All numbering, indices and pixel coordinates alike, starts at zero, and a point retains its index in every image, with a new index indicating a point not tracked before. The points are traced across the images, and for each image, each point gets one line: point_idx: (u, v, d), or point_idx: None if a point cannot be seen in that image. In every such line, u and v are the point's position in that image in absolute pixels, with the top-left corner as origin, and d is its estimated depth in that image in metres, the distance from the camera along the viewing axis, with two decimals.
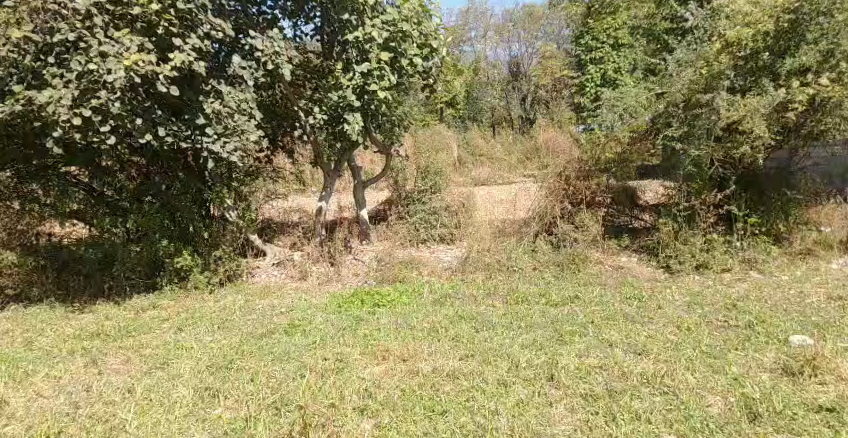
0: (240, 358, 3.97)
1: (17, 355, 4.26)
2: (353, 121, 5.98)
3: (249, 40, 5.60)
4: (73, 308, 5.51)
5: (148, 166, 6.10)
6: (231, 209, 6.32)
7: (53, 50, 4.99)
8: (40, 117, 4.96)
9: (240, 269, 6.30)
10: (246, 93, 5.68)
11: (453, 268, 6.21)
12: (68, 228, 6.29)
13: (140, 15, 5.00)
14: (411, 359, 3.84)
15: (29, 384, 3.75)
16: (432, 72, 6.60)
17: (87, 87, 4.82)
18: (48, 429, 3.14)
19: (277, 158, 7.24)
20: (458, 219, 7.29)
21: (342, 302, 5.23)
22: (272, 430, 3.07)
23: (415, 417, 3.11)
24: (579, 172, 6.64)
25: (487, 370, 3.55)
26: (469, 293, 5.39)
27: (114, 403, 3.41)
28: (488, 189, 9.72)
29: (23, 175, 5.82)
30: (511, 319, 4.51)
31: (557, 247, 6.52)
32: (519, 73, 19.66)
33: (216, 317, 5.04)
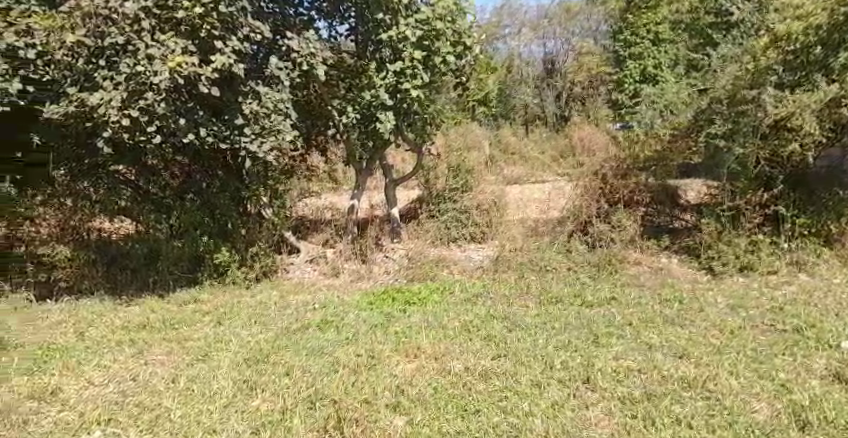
0: (273, 353, 4.03)
1: (67, 345, 4.38)
2: (384, 120, 6.10)
3: (286, 41, 5.75)
4: (120, 301, 5.66)
5: (190, 165, 6.30)
6: (266, 207, 6.47)
7: (104, 53, 5.13)
8: (92, 117, 5.15)
9: (275, 265, 6.45)
10: (282, 93, 5.75)
11: (485, 268, 6.18)
12: (117, 224, 6.31)
13: (184, 18, 5.06)
14: (441, 358, 3.82)
15: (81, 372, 3.85)
16: (465, 69, 6.57)
17: (135, 89, 4.99)
18: (99, 417, 3.18)
19: (312, 159, 7.14)
20: (490, 218, 7.22)
21: (374, 299, 5.29)
22: (307, 423, 3.04)
23: (446, 415, 3.05)
24: (616, 172, 6.63)
25: (520, 372, 3.51)
26: (499, 293, 5.36)
27: (159, 393, 3.47)
28: (519, 189, 9.58)
29: (75, 173, 5.82)
30: (544, 320, 4.49)
31: (593, 248, 6.41)
32: (555, 71, 19.38)
33: (251, 313, 5.11)
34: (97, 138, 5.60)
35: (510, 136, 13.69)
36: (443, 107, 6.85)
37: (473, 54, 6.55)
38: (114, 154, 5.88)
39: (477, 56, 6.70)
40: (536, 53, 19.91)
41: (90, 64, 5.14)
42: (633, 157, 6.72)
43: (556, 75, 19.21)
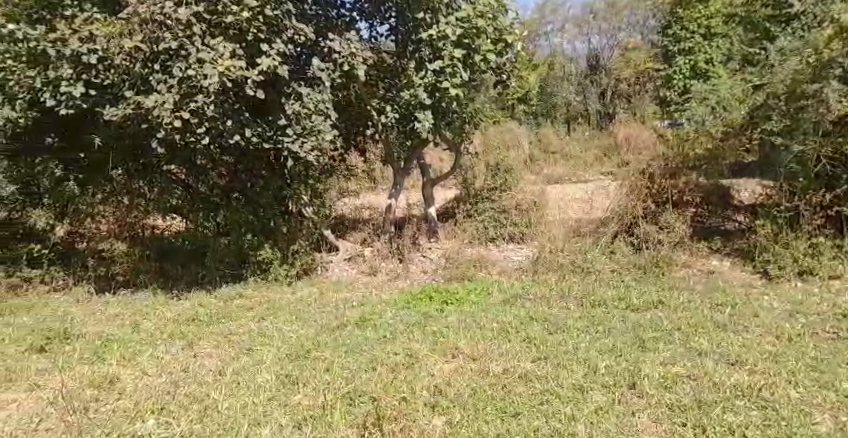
0: (314, 349, 4.08)
1: (122, 336, 4.54)
2: (423, 119, 6.08)
3: (328, 43, 5.83)
4: (171, 295, 5.84)
5: (235, 165, 6.25)
6: (307, 205, 6.58)
7: (158, 57, 5.26)
8: (147, 120, 5.31)
9: (315, 263, 6.53)
10: (323, 94, 5.81)
11: (524, 268, 6.16)
12: (168, 221, 6.69)
13: (233, 22, 5.18)
14: (480, 358, 3.82)
15: (136, 363, 3.98)
16: (506, 67, 6.59)
17: (187, 92, 5.12)
18: (153, 406, 3.25)
19: (350, 159, 7.17)
20: (529, 218, 7.12)
21: (411, 299, 5.29)
22: (348, 419, 3.05)
23: (487, 417, 3.03)
24: (664, 171, 6.50)
25: (562, 375, 3.46)
26: (538, 293, 5.32)
27: (207, 384, 3.56)
28: (561, 189, 9.42)
29: (132, 173, 6.27)
30: (587, 323, 4.42)
31: (639, 250, 6.29)
32: (599, 67, 18.95)
33: (293, 310, 5.18)
34: (152, 139, 5.68)
35: (552, 135, 13.54)
36: (481, 106, 6.84)
37: (513, 51, 6.61)
38: (166, 155, 5.96)
39: (518, 53, 6.67)
40: (579, 49, 19.85)
41: (147, 68, 5.28)
42: (682, 157, 6.65)
43: (598, 71, 18.89)
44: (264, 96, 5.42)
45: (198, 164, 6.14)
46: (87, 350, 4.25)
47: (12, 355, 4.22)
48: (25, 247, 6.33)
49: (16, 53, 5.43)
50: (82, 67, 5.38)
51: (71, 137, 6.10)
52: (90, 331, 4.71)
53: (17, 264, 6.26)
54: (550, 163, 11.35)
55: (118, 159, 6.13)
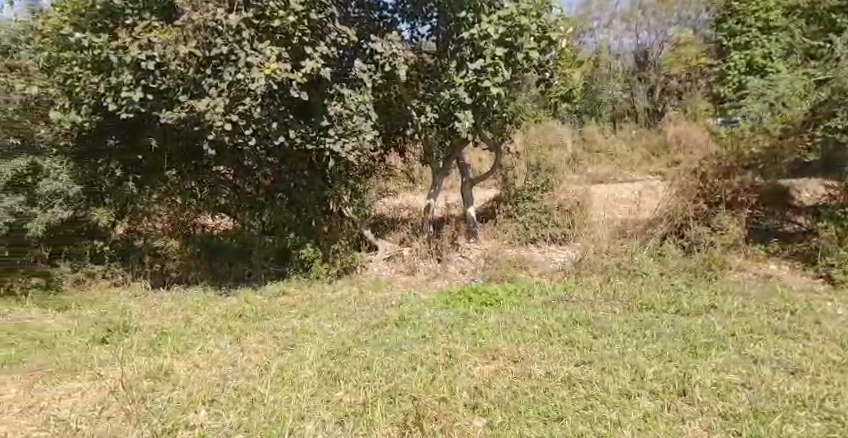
0: (354, 347, 4.12)
1: (176, 330, 4.68)
2: (463, 119, 6.03)
3: (370, 44, 5.95)
4: (220, 291, 6.01)
5: (280, 165, 6.40)
6: (347, 205, 6.68)
7: (210, 62, 5.36)
8: (200, 122, 5.53)
9: (355, 262, 6.60)
10: (365, 95, 5.87)
11: (566, 270, 6.03)
12: (218, 219, 6.80)
13: (280, 27, 5.27)
14: (521, 360, 3.78)
15: (187, 356, 4.11)
16: (549, 65, 6.51)
17: (236, 95, 5.30)
18: (204, 397, 3.35)
19: (390, 159, 7.21)
20: (572, 219, 7.02)
21: (450, 299, 5.29)
22: (388, 418, 3.05)
23: (529, 421, 2.98)
24: (717, 170, 6.34)
25: (607, 380, 3.39)
26: (582, 296, 5.24)
27: (254, 378, 3.64)
28: (606, 188, 9.28)
29: (185, 174, 6.44)
30: (632, 326, 4.33)
31: (690, 252, 6.14)
32: (648, 63, 18.90)
33: (334, 307, 5.25)
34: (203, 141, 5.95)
35: (596, 134, 13.34)
36: (522, 105, 6.83)
37: (558, 48, 6.47)
38: (218, 156, 6.27)
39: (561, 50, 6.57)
40: (626, 46, 19.59)
41: (199, 73, 5.39)
42: (736, 155, 6.37)
43: (647, 69, 18.82)
44: (307, 98, 5.55)
45: (246, 166, 6.35)
46: (144, 343, 4.40)
47: (75, 347, 4.40)
48: (89, 243, 6.37)
49: (82, 60, 5.61)
50: (141, 72, 5.43)
51: (131, 140, 6.28)
52: (146, 324, 4.87)
53: (82, 260, 6.34)
54: (594, 162, 11.19)
55: (174, 159, 6.39)
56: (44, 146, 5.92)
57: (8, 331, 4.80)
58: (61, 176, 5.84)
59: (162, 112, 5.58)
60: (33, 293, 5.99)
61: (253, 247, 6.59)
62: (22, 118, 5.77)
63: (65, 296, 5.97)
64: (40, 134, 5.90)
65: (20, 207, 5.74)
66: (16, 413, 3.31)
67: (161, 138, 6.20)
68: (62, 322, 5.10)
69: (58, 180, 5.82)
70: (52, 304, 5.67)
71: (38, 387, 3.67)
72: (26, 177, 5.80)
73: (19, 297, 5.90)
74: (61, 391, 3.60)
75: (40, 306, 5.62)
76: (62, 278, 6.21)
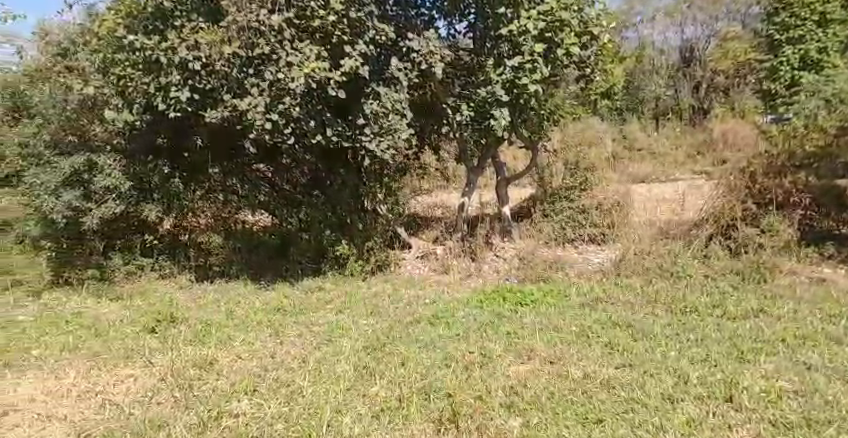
0: (387, 343, 4.15)
1: (218, 321, 4.80)
2: (498, 117, 6.04)
3: (407, 42, 5.92)
4: (260, 286, 6.12)
5: (317, 163, 6.55)
6: (381, 203, 6.71)
7: (253, 62, 5.52)
8: (242, 121, 5.69)
9: (389, 259, 6.61)
10: (401, 93, 5.91)
11: (604, 271, 5.96)
12: (256, 216, 6.94)
13: (320, 26, 5.36)
14: (559, 361, 3.72)
15: (230, 346, 4.21)
16: (590, 60, 6.40)
17: (276, 94, 5.43)
18: (246, 388, 3.41)
19: (425, 158, 7.26)
20: (611, 220, 6.88)
21: (483, 298, 5.25)
22: (424, 414, 3.05)
23: (566, 422, 2.93)
24: (767, 169, 6.26)
25: (648, 383, 3.31)
26: (622, 297, 5.16)
27: (293, 370, 3.68)
28: (647, 188, 9.15)
29: (227, 171, 6.57)
30: (678, 330, 4.22)
31: (736, 254, 5.98)
32: (693, 59, 18.32)
33: (369, 303, 5.29)
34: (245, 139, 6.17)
35: (637, 133, 13.11)
36: (560, 101, 6.74)
37: (599, 43, 6.40)
38: (256, 153, 6.42)
39: (603, 45, 6.47)
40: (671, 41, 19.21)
41: (242, 73, 5.53)
42: (788, 155, 6.31)
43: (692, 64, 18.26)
44: (345, 97, 5.59)
45: (283, 163, 6.56)
46: (190, 332, 4.53)
47: (126, 336, 4.55)
48: (139, 238, 6.60)
49: (133, 61, 5.73)
50: (189, 73, 5.54)
51: (178, 139, 6.39)
52: (192, 315, 5.00)
53: (133, 254, 6.53)
54: (635, 160, 11.00)
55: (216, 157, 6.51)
56: (97, 144, 6.23)
57: (67, 319, 5.02)
58: (114, 172, 6.08)
59: (207, 111, 5.68)
60: (89, 284, 6.25)
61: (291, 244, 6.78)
62: (80, 118, 6.18)
63: (116, 287, 6.17)
64: (95, 133, 6.25)
65: (77, 201, 6.05)
66: (74, 397, 3.42)
67: (204, 138, 6.30)
68: (112, 311, 5.27)
69: (110, 176, 6.07)
70: (104, 295, 5.89)
71: (94, 373, 3.80)
72: (82, 174, 6.10)
73: (75, 289, 6.23)
74: (113, 378, 3.72)
75: (94, 297, 5.84)
76: (114, 271, 6.40)
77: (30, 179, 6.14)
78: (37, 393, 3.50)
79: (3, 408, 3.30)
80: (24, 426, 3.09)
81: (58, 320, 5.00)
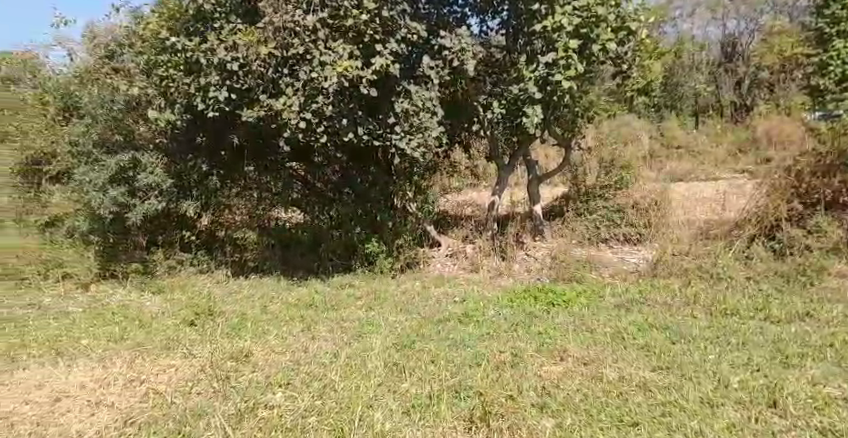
0: (418, 340, 4.16)
1: (253, 315, 4.90)
2: (531, 114, 5.91)
3: (439, 40, 5.89)
4: (292, 282, 6.20)
5: (349, 162, 6.62)
6: (410, 201, 6.74)
7: (287, 62, 5.61)
8: (277, 121, 5.78)
9: (418, 257, 6.62)
10: (432, 91, 5.90)
11: (641, 272, 5.85)
12: (290, 212, 6.99)
13: (352, 25, 5.36)
14: (592, 363, 3.67)
15: (265, 339, 4.30)
16: (627, 56, 6.36)
17: (310, 93, 5.50)
18: (280, 381, 3.46)
19: (455, 155, 7.26)
20: (648, 219, 6.74)
21: (514, 297, 5.22)
22: (454, 411, 3.05)
23: (602, 425, 2.88)
24: (816, 169, 6.07)
25: (687, 387, 3.24)
26: (659, 298, 5.07)
27: (325, 365, 3.71)
28: (686, 186, 8.97)
29: (261, 170, 6.68)
30: (718, 333, 4.12)
31: (780, 255, 5.80)
32: (735, 54, 17.97)
33: (400, 301, 5.31)
34: (279, 138, 6.23)
35: (675, 130, 12.84)
36: (596, 98, 6.76)
37: (636, 39, 6.31)
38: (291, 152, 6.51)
39: (641, 41, 6.39)
40: (711, 34, 18.66)
41: (277, 73, 5.63)
42: (837, 153, 6.10)
43: (735, 60, 17.84)
44: (376, 95, 5.57)
45: (316, 162, 6.61)
46: (226, 326, 4.63)
47: (167, 327, 4.67)
48: (179, 233, 6.75)
49: (175, 63, 5.91)
50: (227, 73, 5.65)
51: (216, 138, 6.50)
52: (228, 309, 5.11)
53: (173, 249, 6.72)
54: (673, 158, 10.77)
55: (250, 156, 6.60)
56: (142, 143, 6.48)
57: (112, 311, 5.17)
58: (157, 170, 6.27)
59: (243, 110, 5.80)
60: (133, 277, 6.47)
61: (321, 241, 6.79)
62: (126, 118, 6.42)
63: (158, 280, 6.33)
64: (140, 132, 6.49)
65: (122, 198, 6.23)
66: (120, 385, 3.50)
67: (242, 136, 6.37)
68: (153, 305, 5.41)
69: (152, 174, 6.25)
70: (145, 289, 6.05)
71: (139, 362, 3.89)
72: (127, 172, 6.29)
73: (121, 281, 6.42)
74: (156, 367, 3.81)
75: (137, 290, 6.01)
76: (156, 265, 6.58)
77: (79, 176, 6.29)
78: (86, 380, 3.60)
79: (55, 394, 3.40)
80: (74, 411, 3.16)
81: (103, 312, 5.16)
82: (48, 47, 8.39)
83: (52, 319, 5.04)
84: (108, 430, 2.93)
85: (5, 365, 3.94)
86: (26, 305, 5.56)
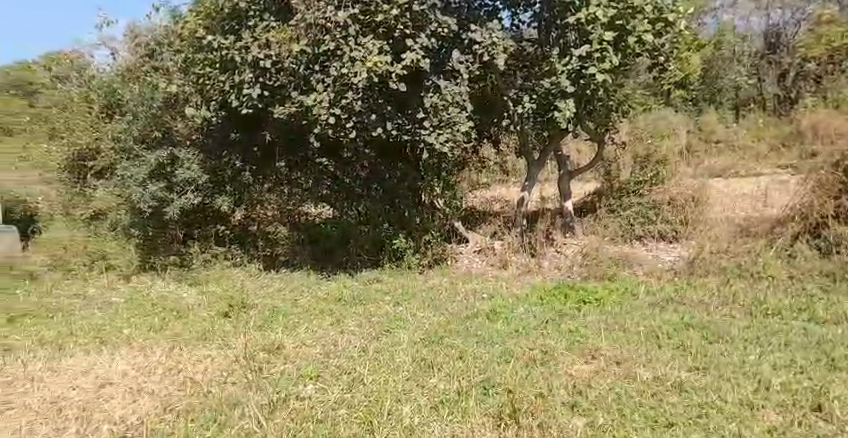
0: (446, 335, 4.17)
1: (283, 308, 4.98)
2: (563, 108, 5.83)
3: (469, 34, 5.84)
4: (321, 276, 6.25)
5: (377, 159, 6.62)
6: (438, 197, 6.76)
7: (318, 59, 5.62)
8: (308, 117, 5.81)
9: (446, 253, 6.61)
10: (462, 86, 5.86)
11: (677, 271, 5.70)
12: (319, 209, 7.09)
13: (383, 21, 5.41)
14: (625, 362, 3.61)
15: (297, 332, 4.36)
16: (664, 48, 6.19)
17: (339, 89, 5.51)
18: (310, 374, 3.49)
19: (484, 151, 7.26)
20: (685, 216, 6.71)
21: (545, 295, 5.17)
22: (483, 408, 3.03)
23: (635, 425, 2.82)
24: None
25: (725, 388, 3.16)
26: (696, 297, 4.96)
27: (353, 358, 3.75)
28: (726, 183, 8.78)
29: (293, 165, 6.76)
30: (759, 334, 4.02)
31: (826, 255, 5.59)
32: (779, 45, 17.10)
33: (428, 297, 5.31)
34: (309, 134, 6.27)
35: (714, 126, 12.54)
36: (631, 92, 6.62)
37: (675, 30, 6.11)
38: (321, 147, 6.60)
39: (679, 33, 6.23)
40: (755, 25, 17.61)
41: (308, 70, 5.67)
42: None
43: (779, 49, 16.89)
44: (406, 90, 5.59)
45: (344, 158, 6.66)
46: (258, 318, 4.70)
47: (202, 319, 4.77)
48: (214, 228, 6.89)
49: (211, 60, 6.07)
50: (260, 71, 5.78)
51: (250, 134, 6.61)
52: (260, 302, 5.19)
53: (209, 243, 6.84)
54: (711, 154, 10.53)
55: (281, 152, 6.70)
56: (179, 139, 6.66)
57: (151, 302, 5.31)
58: (193, 166, 6.42)
59: (275, 107, 5.87)
60: (170, 269, 6.63)
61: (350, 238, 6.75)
62: (164, 115, 6.68)
63: (195, 272, 6.46)
64: (178, 129, 6.70)
65: (161, 193, 6.41)
66: (159, 374, 3.59)
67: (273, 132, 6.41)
68: (189, 296, 5.52)
69: (189, 170, 6.40)
70: (183, 280, 6.19)
71: (177, 352, 3.98)
72: (165, 168, 6.47)
73: (160, 273, 6.58)
74: (193, 356, 3.89)
75: (174, 282, 6.15)
76: (192, 257, 6.73)
77: (121, 172, 6.55)
78: (128, 368, 3.69)
79: (100, 381, 3.50)
80: (117, 398, 3.24)
81: (143, 303, 5.29)
82: (92, 46, 8.68)
83: (95, 310, 5.20)
84: (149, 416, 2.99)
85: (53, 351, 4.07)
86: (71, 294, 5.75)
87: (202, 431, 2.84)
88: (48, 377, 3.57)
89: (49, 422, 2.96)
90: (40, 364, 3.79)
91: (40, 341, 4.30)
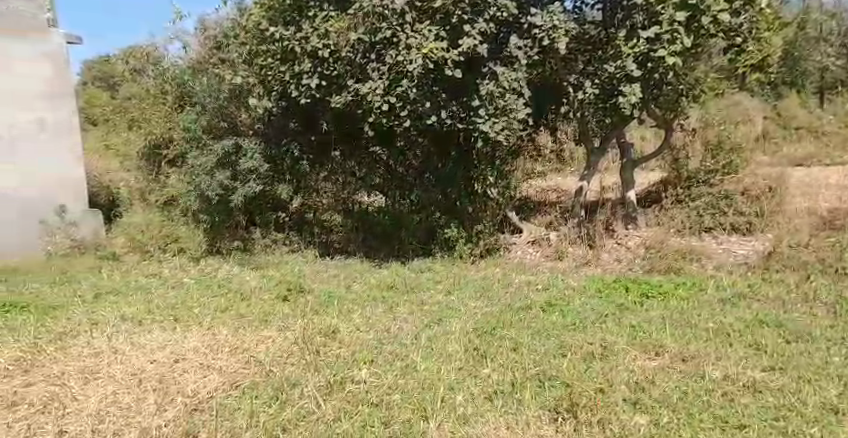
0: (499, 326, 4.12)
1: (339, 294, 5.06)
2: (628, 93, 5.63)
3: (529, 18, 5.69)
4: (376, 264, 6.31)
5: (430, 146, 6.65)
6: (493, 187, 6.59)
7: (375, 47, 5.69)
8: (363, 106, 5.88)
9: (498, 244, 6.54)
10: (519, 72, 5.73)
11: (751, 265, 5.44)
12: (373, 197, 7.06)
13: (441, 7, 5.42)
14: (693, 359, 3.47)
15: (351, 317, 4.43)
16: (742, 28, 5.87)
17: (394, 77, 5.54)
18: (365, 359, 3.53)
19: (541, 139, 6.96)
20: (760, 207, 6.39)
21: (604, 287, 5.07)
22: (540, 401, 2.99)
23: (703, 425, 2.71)
24: None
25: (805, 391, 2.99)
26: (768, 294, 4.71)
27: (406, 345, 3.78)
28: (807, 172, 8.30)
29: (347, 155, 6.91)
30: (842, 335, 3.78)
31: None
32: None
33: (481, 286, 5.29)
34: (364, 124, 6.29)
35: (795, 111, 11.84)
36: (703, 75, 6.46)
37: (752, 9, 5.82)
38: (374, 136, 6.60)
39: (757, 12, 5.89)
40: None
41: (365, 59, 5.75)
42: None
43: None
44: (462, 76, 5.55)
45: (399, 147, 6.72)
46: (316, 303, 4.80)
47: (263, 302, 4.90)
48: (274, 215, 7.01)
49: (273, 52, 6.18)
50: (318, 61, 5.91)
51: (309, 126, 6.84)
52: (318, 287, 5.31)
53: (270, 229, 6.99)
54: (791, 141, 9.96)
55: (338, 141, 6.85)
56: (243, 129, 6.99)
57: (218, 284, 5.52)
58: (255, 155, 6.61)
59: (332, 96, 5.97)
60: (234, 254, 6.85)
61: (401, 227, 6.79)
62: (230, 105, 6.97)
63: (256, 257, 6.65)
64: (242, 119, 6.97)
65: (226, 181, 6.70)
66: (226, 352, 3.71)
67: (330, 121, 6.59)
68: (252, 279, 5.69)
69: (252, 159, 6.60)
70: (246, 264, 6.40)
71: (242, 332, 4.12)
72: (231, 157, 6.72)
73: (225, 256, 6.82)
74: (255, 337, 4.01)
75: (238, 266, 6.35)
76: (255, 242, 6.94)
77: (191, 160, 6.90)
78: (199, 345, 3.84)
79: (174, 356, 3.64)
80: (189, 373, 3.37)
81: (210, 285, 5.50)
82: (165, 40, 9.05)
83: (168, 289, 5.44)
84: (218, 391, 3.11)
85: (133, 326, 4.30)
86: (147, 275, 6.04)
87: (266, 408, 2.93)
88: (128, 350, 3.77)
89: (130, 392, 3.12)
90: (121, 338, 4.00)
91: (121, 316, 4.55)
